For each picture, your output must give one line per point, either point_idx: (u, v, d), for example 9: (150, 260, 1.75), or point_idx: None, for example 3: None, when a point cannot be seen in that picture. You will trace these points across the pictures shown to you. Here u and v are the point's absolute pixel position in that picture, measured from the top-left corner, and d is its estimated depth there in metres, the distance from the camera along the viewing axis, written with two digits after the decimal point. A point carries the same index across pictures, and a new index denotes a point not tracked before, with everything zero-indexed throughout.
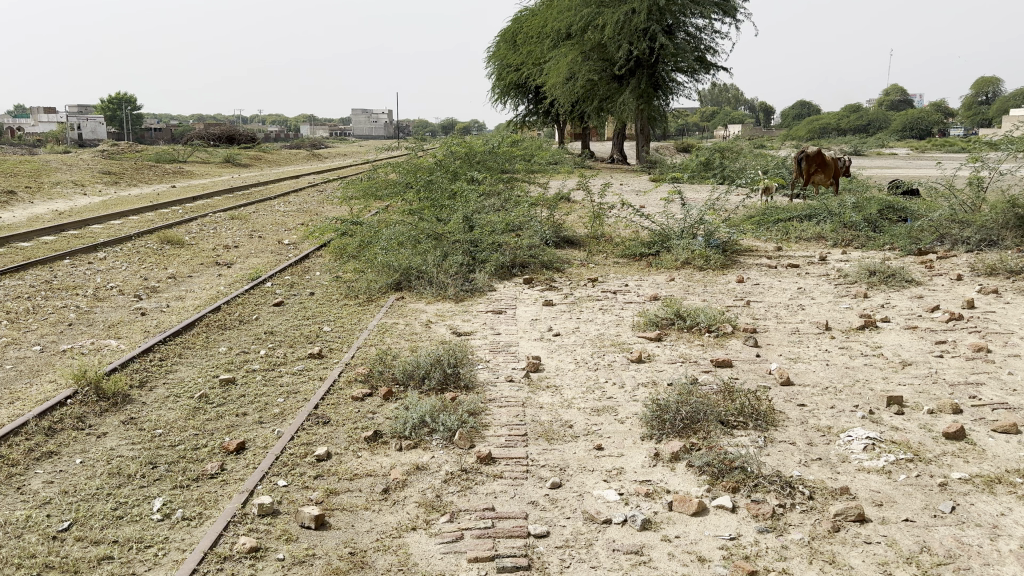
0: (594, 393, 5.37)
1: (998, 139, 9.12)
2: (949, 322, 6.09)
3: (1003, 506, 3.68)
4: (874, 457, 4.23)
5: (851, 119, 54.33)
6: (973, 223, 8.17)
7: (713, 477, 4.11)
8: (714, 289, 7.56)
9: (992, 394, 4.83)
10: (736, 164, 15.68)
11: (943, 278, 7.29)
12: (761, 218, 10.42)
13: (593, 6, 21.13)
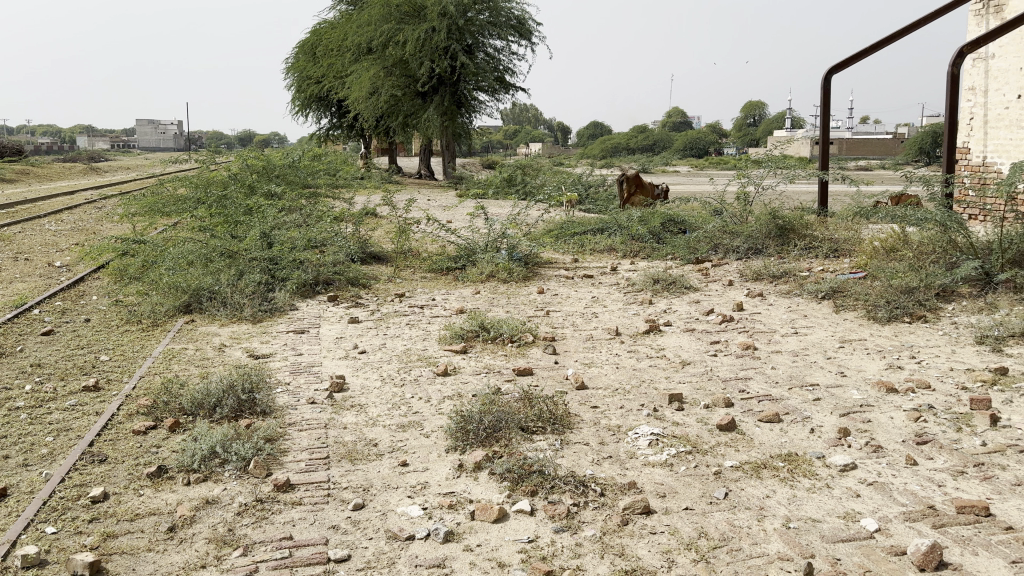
0: (399, 409, 5.31)
1: (760, 158, 10.18)
2: (722, 323, 6.68)
3: (767, 489, 3.98)
4: (658, 452, 4.49)
5: (641, 139, 58.65)
6: (741, 233, 9.05)
7: (513, 483, 4.19)
8: (517, 301, 7.78)
9: (759, 387, 5.30)
10: (536, 180, 16.38)
11: (717, 283, 8.00)
12: (560, 231, 10.91)
13: (394, 22, 21.27)
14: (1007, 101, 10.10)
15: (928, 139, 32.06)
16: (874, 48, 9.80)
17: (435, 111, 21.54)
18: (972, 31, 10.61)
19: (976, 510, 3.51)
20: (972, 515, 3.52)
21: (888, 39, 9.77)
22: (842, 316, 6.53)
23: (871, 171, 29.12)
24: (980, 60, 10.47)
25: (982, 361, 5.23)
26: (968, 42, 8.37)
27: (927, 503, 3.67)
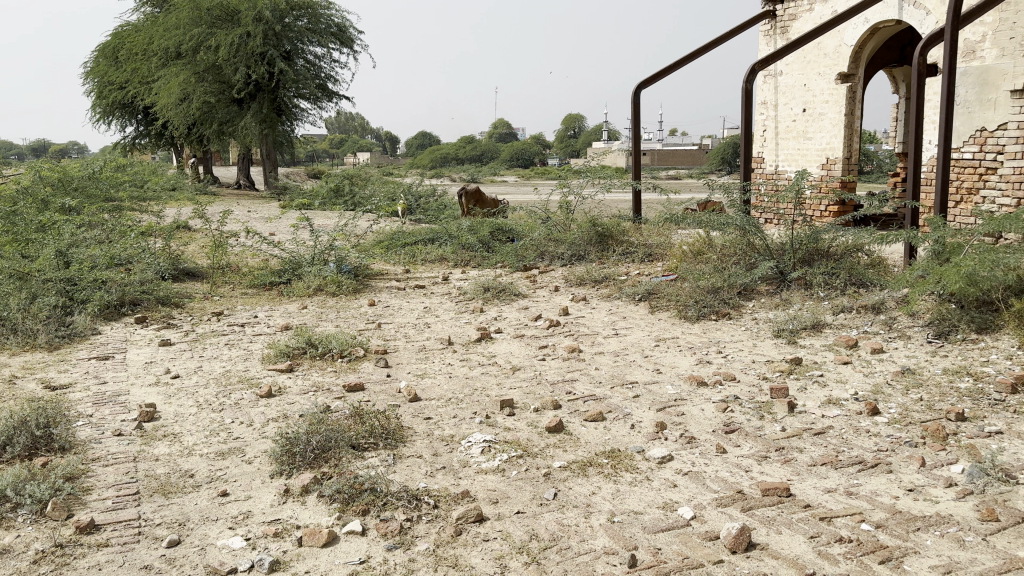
0: (218, 436, 5.00)
1: (580, 168, 10.63)
2: (550, 328, 6.88)
3: (593, 486, 4.07)
4: (490, 458, 4.48)
5: (470, 150, 59.63)
6: (564, 241, 9.41)
7: (344, 503, 4.03)
8: (346, 314, 7.61)
9: (584, 388, 5.48)
10: (365, 191, 16.19)
11: (544, 289, 8.25)
12: (390, 242, 10.83)
13: (205, 26, 20.26)
14: (793, 114, 11.19)
15: (729, 148, 34.93)
16: (679, 63, 10.46)
17: (253, 119, 20.57)
18: (763, 51, 11.64)
19: (779, 492, 3.71)
20: (775, 497, 3.71)
21: (688, 56, 10.44)
22: (658, 316, 6.94)
23: (680, 179, 31.30)
24: (770, 77, 11.47)
25: (780, 352, 5.71)
26: (760, 60, 9.13)
27: (736, 488, 3.85)
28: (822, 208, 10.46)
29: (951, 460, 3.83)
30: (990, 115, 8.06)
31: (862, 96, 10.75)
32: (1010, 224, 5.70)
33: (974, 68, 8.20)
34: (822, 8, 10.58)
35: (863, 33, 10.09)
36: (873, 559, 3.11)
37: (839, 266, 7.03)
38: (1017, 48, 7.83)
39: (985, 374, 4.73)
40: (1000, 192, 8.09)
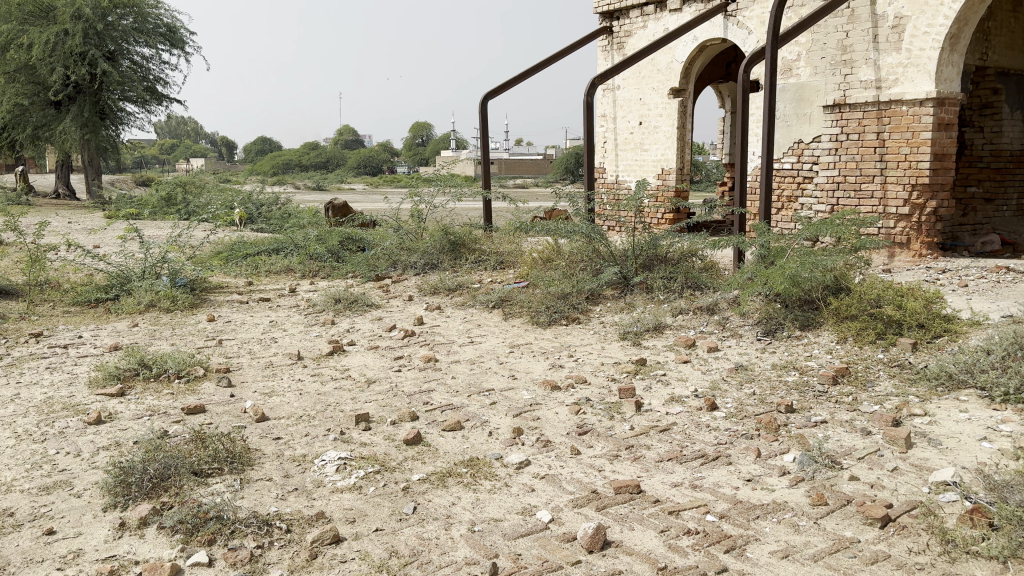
0: (40, 469, 4.50)
1: (430, 176, 10.59)
2: (404, 338, 6.78)
3: (453, 496, 4.02)
4: (345, 476, 4.31)
5: (314, 157, 58.06)
6: (416, 250, 9.35)
7: (187, 534, 3.72)
8: (183, 331, 7.12)
9: (440, 397, 5.43)
10: (201, 199, 15.32)
11: (397, 299, 8.14)
12: (230, 254, 10.29)
13: (14, 22, 18.46)
14: (631, 127, 11.73)
15: (571, 158, 36.16)
16: (524, 75, 10.67)
17: (72, 122, 18.93)
18: (601, 65, 12.13)
19: (630, 489, 3.83)
20: (627, 495, 3.83)
21: (535, 68, 10.67)
22: (511, 323, 7.02)
23: (526, 188, 32.01)
24: (609, 91, 11.96)
25: (626, 354, 5.93)
26: (600, 73, 9.47)
27: (591, 488, 3.95)
28: (659, 215, 11.00)
29: (783, 449, 4.12)
30: (805, 129, 8.86)
31: (693, 110, 11.43)
32: (825, 229, 6.22)
33: (791, 84, 9.00)
34: (655, 25, 11.16)
35: (692, 49, 10.71)
36: (719, 548, 3.28)
37: (677, 270, 7.42)
38: (826, 68, 8.61)
39: (809, 367, 5.13)
40: (815, 200, 8.84)
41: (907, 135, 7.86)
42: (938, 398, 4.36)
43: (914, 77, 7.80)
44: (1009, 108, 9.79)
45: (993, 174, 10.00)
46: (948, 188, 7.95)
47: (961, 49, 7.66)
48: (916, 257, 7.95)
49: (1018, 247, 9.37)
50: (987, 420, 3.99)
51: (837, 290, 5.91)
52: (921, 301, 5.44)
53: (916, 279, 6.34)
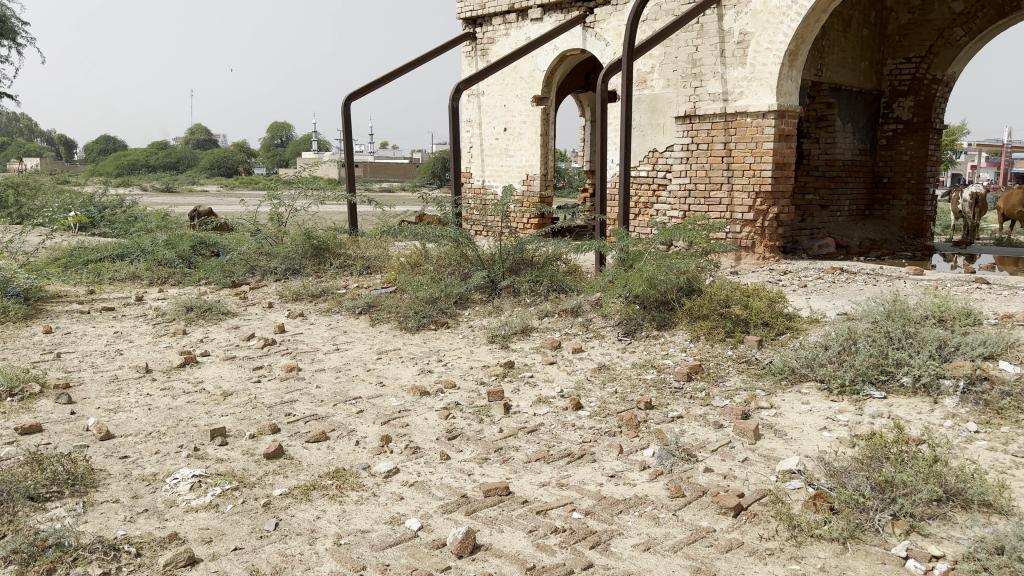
0: None
1: (290, 178, 10.22)
2: (263, 348, 6.49)
3: (317, 510, 3.86)
4: (200, 494, 4.05)
5: (163, 157, 54.73)
6: (276, 254, 9.00)
7: (21, 565, 3.35)
8: (15, 345, 6.48)
9: (303, 408, 5.22)
10: (34, 201, 14.05)
11: (256, 306, 7.78)
12: (68, 260, 9.48)
13: None
14: (496, 133, 11.85)
15: (437, 163, 36.10)
16: (388, 77, 10.52)
17: None
18: (465, 70, 12.17)
19: (499, 491, 3.84)
20: (496, 497, 3.83)
21: (399, 70, 10.53)
22: (378, 329, 6.87)
23: (391, 193, 31.65)
24: (474, 96, 12.03)
25: (494, 357, 5.95)
26: (464, 78, 9.48)
27: (460, 493, 3.92)
28: (524, 220, 11.15)
29: (643, 445, 4.26)
30: (660, 138, 9.26)
31: (555, 117, 11.67)
32: (679, 233, 6.52)
33: (646, 95, 9.38)
34: (517, 33, 11.32)
35: (553, 58, 10.94)
36: (585, 544, 3.34)
37: (542, 274, 7.54)
38: (678, 80, 9.05)
39: (666, 365, 5.35)
40: (669, 206, 9.26)
41: (751, 145, 8.39)
42: (783, 391, 4.65)
43: (757, 91, 8.34)
44: (840, 122, 10.78)
45: (826, 182, 10.86)
46: (788, 196, 8.54)
47: (798, 66, 8.26)
48: (760, 259, 8.51)
49: (848, 250, 10.22)
50: (825, 410, 4.30)
51: (690, 292, 6.22)
52: (766, 300, 5.82)
53: (762, 281, 6.75)
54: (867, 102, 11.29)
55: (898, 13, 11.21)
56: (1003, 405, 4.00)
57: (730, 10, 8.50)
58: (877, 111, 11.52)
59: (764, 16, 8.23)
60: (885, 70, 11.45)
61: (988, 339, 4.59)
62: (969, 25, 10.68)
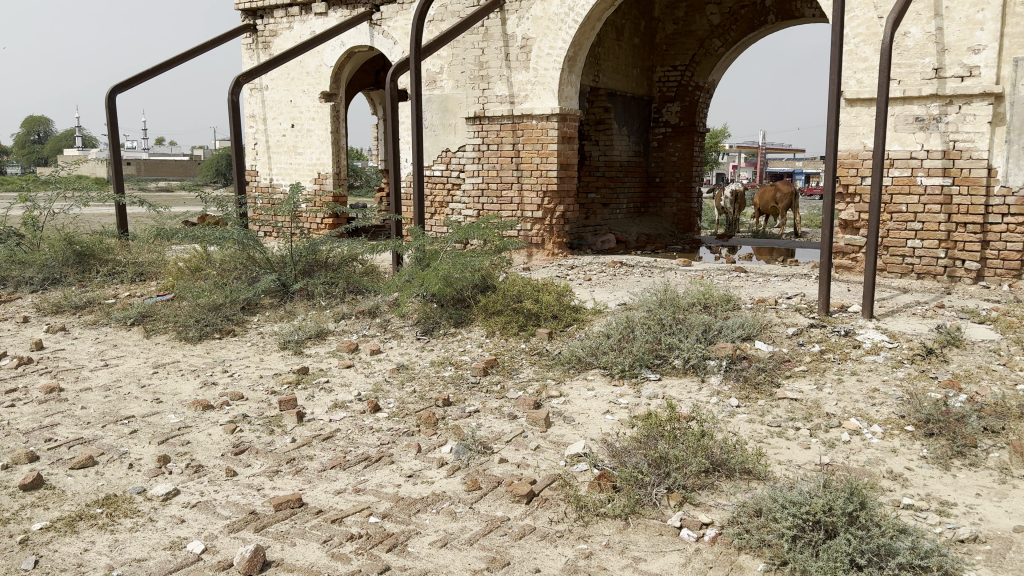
0: None
1: (49, 178, 9.15)
2: (17, 368, 5.75)
3: (84, 542, 3.46)
4: None
5: None
6: (32, 263, 8.04)
7: None
8: None
9: (66, 432, 4.68)
10: None
11: (8, 322, 6.90)
12: None
13: None
14: (283, 130, 11.41)
15: (221, 161, 34.18)
16: (161, 67, 9.75)
17: None
18: (246, 64, 11.59)
19: (292, 503, 3.65)
20: (288, 510, 3.64)
21: (173, 61, 9.78)
22: (154, 341, 6.34)
23: (170, 192, 29.50)
24: (256, 91, 11.48)
25: (286, 364, 5.69)
26: (244, 72, 9.00)
27: (248, 509, 3.68)
28: (317, 221, 10.82)
29: (440, 441, 4.22)
30: (451, 138, 9.37)
31: (345, 116, 11.44)
32: (473, 232, 6.62)
33: (436, 95, 9.45)
34: (300, 27, 10.96)
35: (339, 55, 10.70)
36: (381, 548, 3.27)
37: (337, 275, 7.34)
38: (466, 82, 9.20)
39: (463, 361, 5.41)
40: (463, 205, 9.39)
41: (538, 146, 8.74)
42: (571, 379, 4.86)
43: (540, 94, 8.69)
44: (616, 125, 11.52)
45: (606, 182, 11.58)
46: (573, 195, 8.99)
47: (577, 71, 8.72)
48: (550, 256, 8.90)
49: (628, 245, 10.94)
50: (609, 395, 4.55)
51: (485, 288, 6.37)
52: (554, 294, 6.08)
53: (551, 276, 7.04)
54: (639, 107, 12.16)
55: (664, 25, 12.20)
56: (758, 380, 4.45)
57: (513, 15, 8.79)
58: (649, 115, 12.44)
59: (544, 22, 8.59)
60: (655, 77, 12.40)
61: (746, 322, 5.10)
62: (724, 37, 11.87)
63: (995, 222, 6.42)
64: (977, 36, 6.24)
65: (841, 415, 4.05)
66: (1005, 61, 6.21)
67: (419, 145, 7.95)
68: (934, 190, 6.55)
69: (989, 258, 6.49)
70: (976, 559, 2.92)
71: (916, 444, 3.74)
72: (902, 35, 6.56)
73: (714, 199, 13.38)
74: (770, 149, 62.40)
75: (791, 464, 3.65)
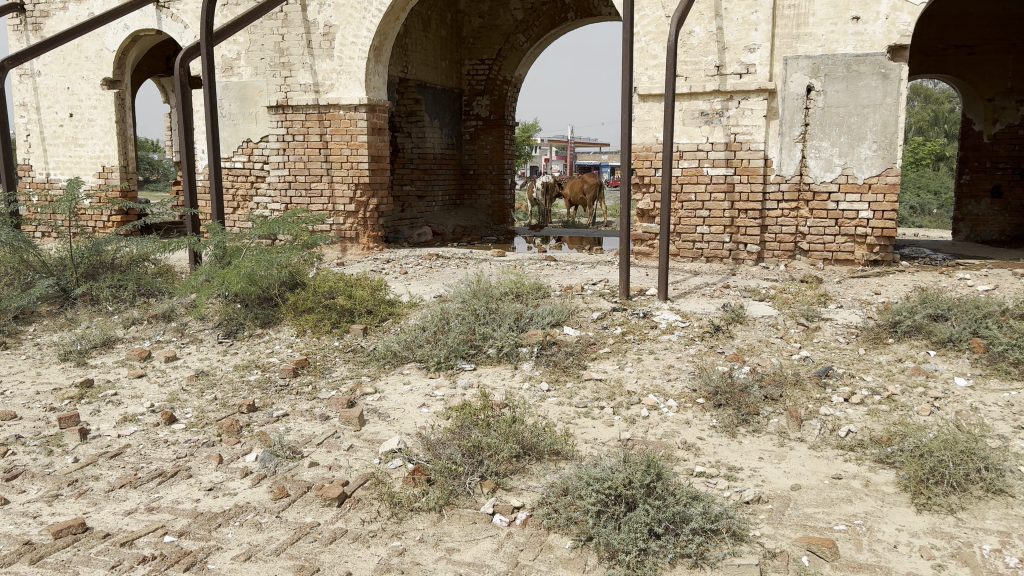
0: None
1: None
2: None
3: None
4: None
5: None
6: None
7: None
8: None
9: None
10: None
11: None
12: None
13: None
14: (60, 119, 10.41)
15: None
16: None
17: None
18: (13, 47, 10.46)
19: (73, 529, 3.25)
20: (69, 537, 3.24)
21: None
22: None
23: None
24: (26, 76, 10.39)
25: (68, 377, 5.17)
26: (10, 55, 8.06)
27: (21, 540, 3.24)
28: (103, 219, 9.98)
29: (245, 450, 3.99)
30: (252, 128, 8.93)
31: (133, 105, 10.62)
32: (278, 227, 6.33)
33: (233, 83, 8.94)
34: (76, 8, 10.03)
35: (123, 39, 9.91)
36: (177, 569, 2.98)
37: (126, 278, 6.79)
38: (266, 69, 8.79)
39: (270, 364, 5.17)
40: (269, 199, 9.00)
41: (346, 138, 8.57)
42: (386, 374, 4.78)
43: (347, 84, 8.51)
44: (428, 117, 11.52)
45: (420, 174, 11.56)
46: (385, 187, 8.94)
47: (384, 61, 8.65)
48: (365, 250, 8.80)
49: (444, 237, 10.98)
50: (424, 388, 4.52)
51: (293, 286, 6.16)
52: (368, 289, 6.00)
53: (365, 270, 6.93)
54: (450, 100, 12.23)
55: (470, 18, 12.36)
56: (567, 363, 4.61)
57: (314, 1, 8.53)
58: (460, 108, 12.55)
59: (346, 10, 8.42)
60: (464, 69, 12.53)
61: (555, 309, 5.25)
62: (529, 32, 12.20)
63: (771, 208, 7.04)
64: (752, 36, 6.80)
65: (641, 392, 4.27)
66: (776, 60, 6.83)
67: (218, 137, 7.53)
68: (719, 179, 7.06)
69: (767, 242, 7.09)
70: (759, 518, 3.16)
71: (707, 414, 4.00)
72: (687, 33, 7.00)
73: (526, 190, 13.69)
74: (583, 145, 65.11)
75: (596, 442, 3.79)
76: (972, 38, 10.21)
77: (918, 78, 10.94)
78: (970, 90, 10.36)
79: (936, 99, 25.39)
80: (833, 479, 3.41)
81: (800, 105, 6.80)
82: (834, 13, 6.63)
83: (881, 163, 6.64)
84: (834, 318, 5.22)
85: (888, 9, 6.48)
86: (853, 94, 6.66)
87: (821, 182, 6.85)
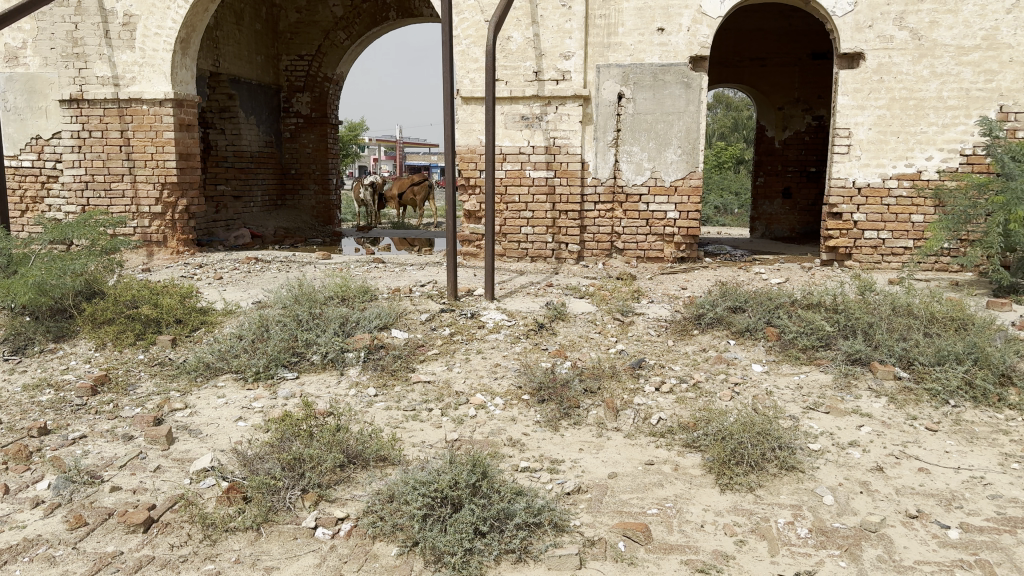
0: None
1: None
2: None
3: None
4: None
5: None
6: None
7: None
8: None
9: None
10: None
11: None
12: None
13: None
14: None
15: None
16: None
17: None
18: None
19: None
20: None
21: None
22: None
23: None
24: None
25: None
26: None
27: None
28: None
29: (35, 478, 3.63)
30: (42, 123, 8.18)
31: None
32: (71, 232, 5.84)
33: (19, 73, 8.14)
34: None
35: None
36: None
37: None
38: (57, 59, 8.06)
39: (65, 382, 4.73)
40: (63, 201, 8.28)
41: (151, 134, 8.05)
42: (198, 388, 4.52)
43: (150, 77, 7.99)
44: (243, 113, 11.05)
45: (237, 173, 11.04)
46: (195, 187, 8.50)
47: (191, 54, 8.20)
48: (174, 254, 8.30)
49: (263, 240, 10.57)
50: (242, 400, 4.33)
51: (91, 295, 5.71)
52: (176, 297, 5.67)
53: (173, 276, 6.54)
54: (267, 96, 11.79)
55: (287, 12, 11.99)
56: (394, 367, 4.57)
57: None
58: (278, 105, 12.14)
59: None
60: (281, 65, 12.14)
61: (382, 312, 5.20)
62: (349, 30, 12.01)
63: (589, 209, 7.34)
64: (566, 44, 7.05)
65: (468, 392, 4.31)
66: (589, 68, 7.14)
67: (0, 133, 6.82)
68: (540, 182, 7.28)
69: (586, 241, 7.40)
70: (579, 508, 3.28)
71: (531, 410, 4.12)
72: (505, 38, 7.14)
73: (353, 190, 13.45)
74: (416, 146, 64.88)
75: (423, 445, 3.79)
76: (763, 51, 11.12)
77: (715, 86, 11.73)
78: (762, 100, 11.28)
79: (736, 106, 27.45)
80: (646, 465, 3.61)
81: (612, 111, 7.16)
82: (641, 24, 7.02)
83: (685, 167, 7.10)
84: (647, 313, 5.53)
85: (688, 22, 6.94)
86: (660, 102, 7.08)
87: (633, 185, 7.23)
